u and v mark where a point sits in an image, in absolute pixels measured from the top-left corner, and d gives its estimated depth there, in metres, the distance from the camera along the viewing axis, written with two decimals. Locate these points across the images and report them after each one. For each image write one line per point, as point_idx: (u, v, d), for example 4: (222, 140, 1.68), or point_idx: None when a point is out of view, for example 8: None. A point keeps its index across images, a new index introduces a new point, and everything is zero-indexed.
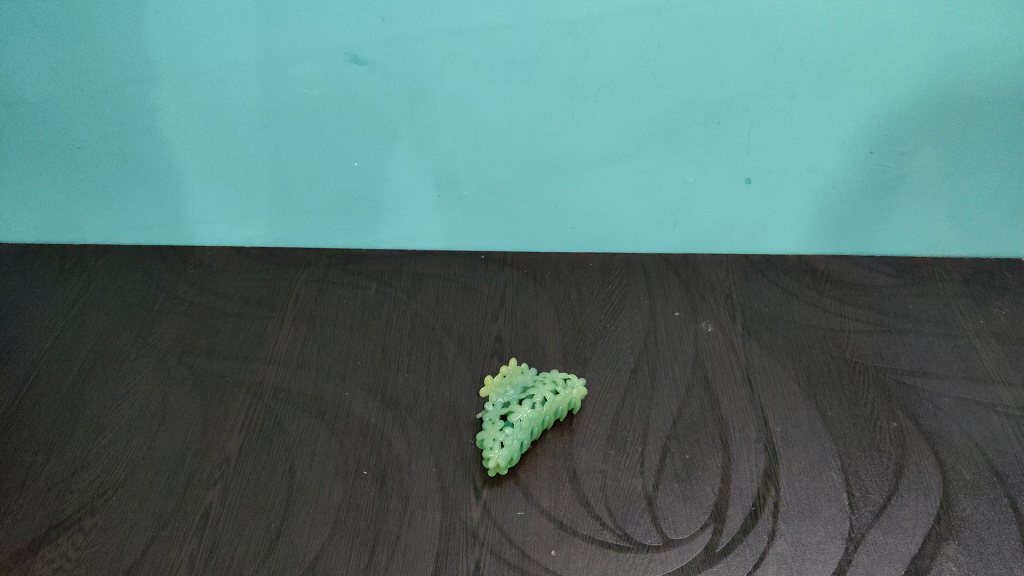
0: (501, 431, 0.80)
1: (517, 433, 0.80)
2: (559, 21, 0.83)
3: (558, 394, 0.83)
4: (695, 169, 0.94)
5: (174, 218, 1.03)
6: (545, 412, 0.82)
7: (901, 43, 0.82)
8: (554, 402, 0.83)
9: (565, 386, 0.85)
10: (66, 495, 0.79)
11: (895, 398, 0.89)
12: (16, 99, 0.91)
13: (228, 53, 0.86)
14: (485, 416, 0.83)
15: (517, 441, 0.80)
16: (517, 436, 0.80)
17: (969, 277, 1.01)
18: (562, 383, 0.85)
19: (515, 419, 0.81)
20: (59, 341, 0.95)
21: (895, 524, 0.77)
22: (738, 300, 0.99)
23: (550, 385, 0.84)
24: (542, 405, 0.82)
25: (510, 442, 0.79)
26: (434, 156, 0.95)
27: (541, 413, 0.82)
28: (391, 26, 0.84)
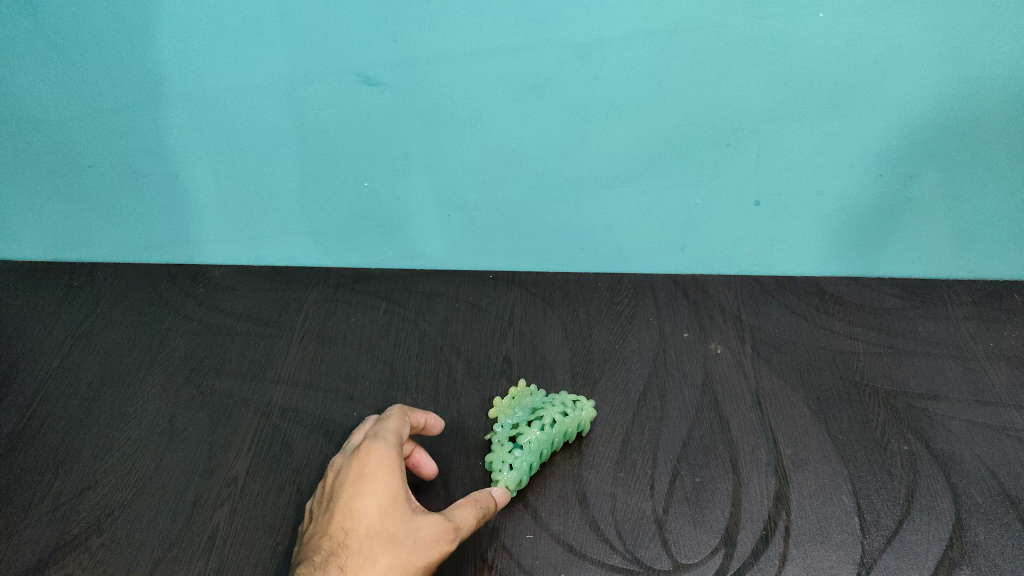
0: (510, 453, 0.80)
1: (526, 456, 0.80)
2: (570, 43, 0.81)
3: (567, 417, 0.83)
4: (704, 193, 0.94)
5: (182, 236, 1.03)
6: (555, 435, 0.82)
7: (913, 69, 0.82)
8: (563, 424, 0.82)
9: (575, 409, 0.84)
10: (73, 514, 0.79)
11: (906, 421, 0.88)
12: (24, 118, 0.90)
13: (241, 74, 0.85)
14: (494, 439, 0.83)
15: (525, 463, 0.79)
16: (526, 459, 0.79)
17: (978, 300, 1.02)
18: (571, 405, 0.85)
19: (524, 441, 0.80)
20: (70, 359, 0.96)
21: (908, 549, 0.76)
22: (747, 323, 1.00)
23: (559, 408, 0.83)
24: (551, 427, 0.81)
25: (519, 464, 0.79)
26: (445, 179, 0.94)
27: (550, 435, 0.81)
28: (404, 48, 0.82)
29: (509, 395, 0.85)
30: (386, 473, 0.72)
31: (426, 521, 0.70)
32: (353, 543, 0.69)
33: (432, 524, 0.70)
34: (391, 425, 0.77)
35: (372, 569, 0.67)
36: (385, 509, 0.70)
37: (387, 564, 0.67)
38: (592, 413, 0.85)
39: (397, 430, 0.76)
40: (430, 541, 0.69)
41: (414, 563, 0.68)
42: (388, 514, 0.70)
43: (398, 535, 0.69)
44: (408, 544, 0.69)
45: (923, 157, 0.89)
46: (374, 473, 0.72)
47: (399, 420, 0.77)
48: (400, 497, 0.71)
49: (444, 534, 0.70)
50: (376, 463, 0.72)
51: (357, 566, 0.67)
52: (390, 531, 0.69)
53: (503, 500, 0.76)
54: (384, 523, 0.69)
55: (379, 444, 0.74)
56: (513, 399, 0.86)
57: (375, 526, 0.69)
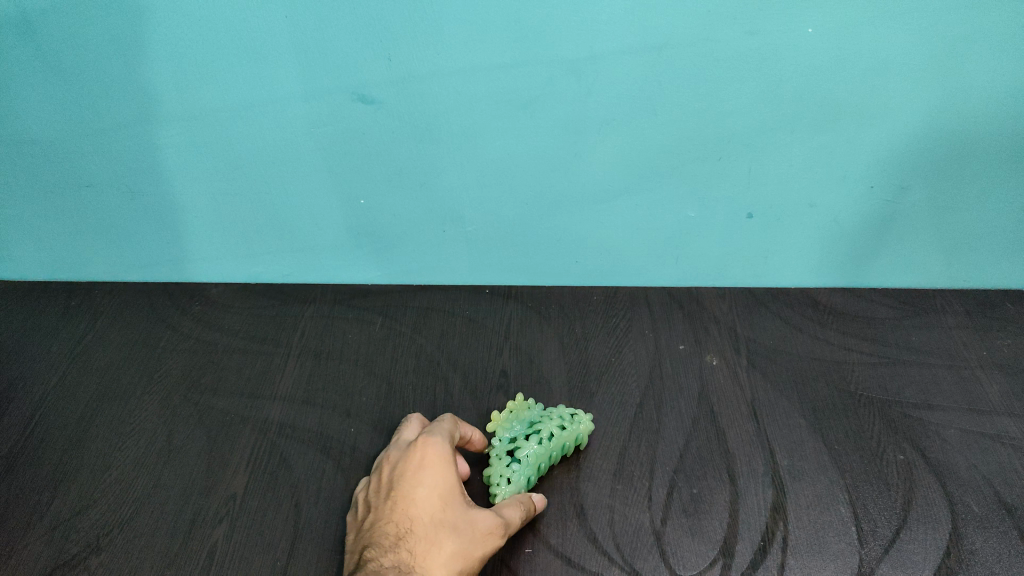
0: (508, 467, 0.80)
1: (524, 470, 0.80)
2: (562, 60, 0.82)
3: (564, 430, 0.83)
4: (697, 205, 0.95)
5: (179, 255, 1.03)
6: (552, 449, 0.82)
7: (902, 82, 0.83)
8: (561, 437, 0.83)
9: (573, 423, 0.84)
10: (71, 534, 0.79)
11: (901, 430, 0.89)
12: (22, 139, 0.90)
13: (236, 92, 0.86)
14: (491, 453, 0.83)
15: (523, 477, 0.80)
16: (524, 473, 0.80)
17: (971, 310, 1.02)
18: (569, 419, 0.85)
19: (522, 455, 0.80)
20: (67, 378, 0.96)
21: (905, 558, 0.76)
22: (741, 334, 1.00)
23: (558, 421, 0.84)
24: (549, 442, 0.82)
25: (517, 478, 0.79)
26: (440, 195, 0.94)
27: (548, 450, 0.82)
28: (398, 66, 0.83)
29: (507, 410, 0.85)
30: (445, 465, 0.72)
31: (483, 514, 0.71)
32: (419, 530, 0.69)
33: (487, 518, 0.71)
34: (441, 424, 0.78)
35: (438, 555, 0.67)
36: (446, 500, 0.71)
37: (453, 551, 0.68)
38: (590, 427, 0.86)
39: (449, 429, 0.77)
40: (487, 534, 0.70)
41: (475, 554, 0.69)
42: (449, 504, 0.71)
43: (459, 525, 0.70)
44: (469, 534, 0.69)
45: (913, 169, 0.90)
46: (435, 464, 0.72)
47: (447, 421, 0.78)
48: (458, 491, 0.72)
49: (497, 528, 0.71)
50: (434, 456, 0.73)
51: (424, 551, 0.67)
52: (453, 521, 0.70)
53: (541, 504, 0.78)
54: (446, 513, 0.70)
55: (435, 437, 0.74)
56: (511, 412, 0.85)
57: (438, 515, 0.70)
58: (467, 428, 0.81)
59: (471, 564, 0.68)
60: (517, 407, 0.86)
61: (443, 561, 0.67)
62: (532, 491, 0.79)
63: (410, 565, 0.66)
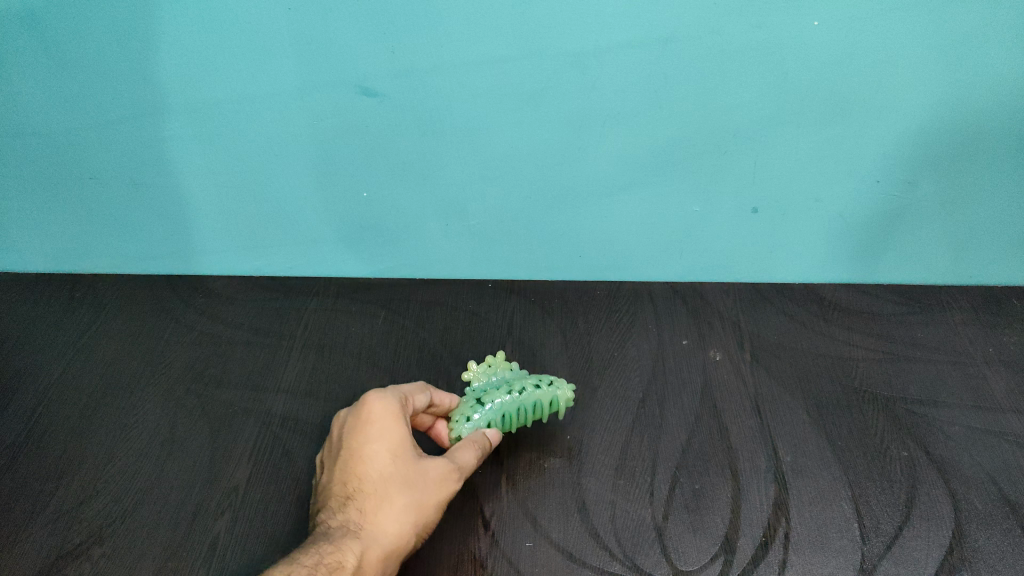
0: (471, 408, 0.80)
1: (485, 414, 0.80)
2: (566, 53, 0.81)
3: (539, 387, 0.82)
4: (702, 200, 0.94)
5: (182, 247, 1.03)
6: (523, 402, 0.81)
7: (911, 78, 0.81)
8: (534, 393, 0.82)
9: (551, 385, 0.83)
10: (75, 525, 0.79)
11: (905, 427, 0.88)
12: (25, 131, 0.90)
13: (237, 86, 0.85)
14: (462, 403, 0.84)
15: (484, 419, 0.79)
16: (485, 417, 0.80)
17: (977, 306, 1.02)
18: (547, 380, 0.83)
19: (488, 399, 0.80)
20: (71, 370, 0.96)
21: (907, 555, 0.76)
22: (746, 329, 1.00)
23: (534, 379, 0.83)
24: (520, 394, 0.81)
25: (477, 418, 0.79)
26: (443, 188, 0.94)
27: (517, 401, 0.81)
28: (400, 60, 0.82)
29: (486, 363, 0.87)
30: (395, 417, 0.67)
31: (437, 463, 0.67)
32: (367, 485, 0.64)
33: (441, 467, 0.67)
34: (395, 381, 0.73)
35: (387, 509, 0.64)
36: (398, 451, 0.66)
37: (404, 505, 0.64)
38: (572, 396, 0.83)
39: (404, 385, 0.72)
40: (440, 482, 0.67)
41: (430, 504, 0.65)
42: (401, 457, 0.66)
43: (412, 475, 0.66)
44: (421, 484, 0.66)
45: (921, 165, 0.89)
46: (383, 416, 0.67)
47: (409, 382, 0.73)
48: (410, 441, 0.67)
49: (451, 473, 0.68)
50: (383, 406, 0.67)
51: (373, 505, 0.63)
52: (404, 472, 0.65)
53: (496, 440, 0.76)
54: (397, 466, 0.65)
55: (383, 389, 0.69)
56: (492, 369, 0.87)
57: (388, 469, 0.65)
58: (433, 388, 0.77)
59: (426, 514, 0.65)
60: (498, 363, 0.87)
61: (395, 516, 0.63)
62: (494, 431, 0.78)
63: (358, 520, 0.62)
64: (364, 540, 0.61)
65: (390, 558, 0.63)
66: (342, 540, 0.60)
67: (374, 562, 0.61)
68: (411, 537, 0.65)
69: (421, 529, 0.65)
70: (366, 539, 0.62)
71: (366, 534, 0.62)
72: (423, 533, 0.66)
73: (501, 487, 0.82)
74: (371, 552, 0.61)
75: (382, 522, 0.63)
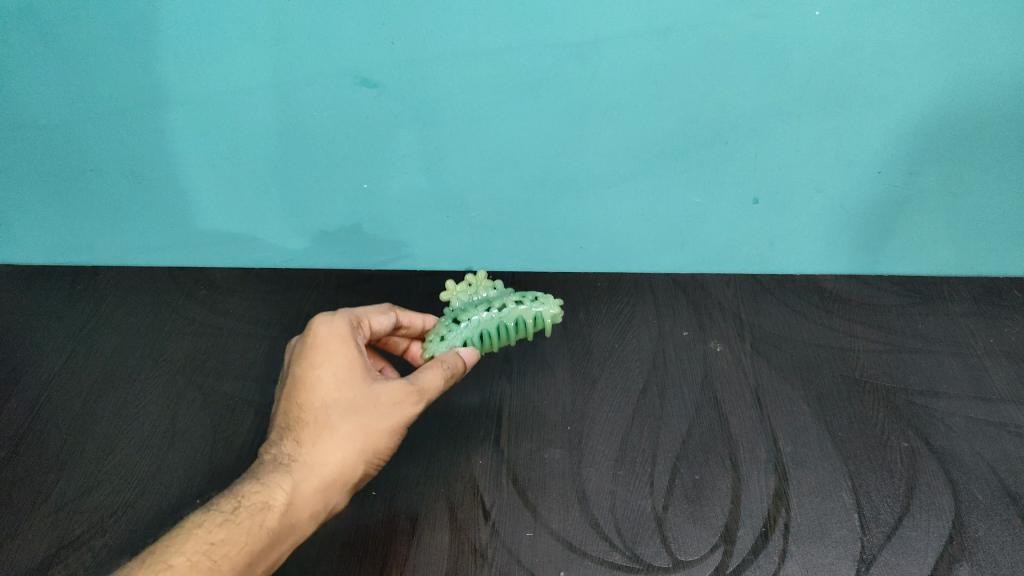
0: (449, 327, 0.85)
1: (462, 332, 0.85)
2: (567, 43, 0.80)
3: (519, 305, 0.87)
4: (703, 191, 0.94)
5: (183, 239, 1.03)
6: (503, 319, 0.86)
7: (913, 67, 0.81)
8: (513, 311, 0.86)
9: (534, 302, 0.87)
10: (76, 515, 0.80)
11: (906, 419, 0.88)
12: (25, 122, 0.90)
13: (236, 76, 0.84)
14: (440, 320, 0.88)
15: (461, 337, 0.84)
16: (462, 335, 0.85)
17: (978, 297, 1.02)
18: (528, 297, 0.88)
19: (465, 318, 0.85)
20: (72, 361, 0.96)
21: (907, 545, 0.76)
22: (746, 321, 1.00)
23: (515, 296, 0.88)
24: (499, 311, 0.86)
25: (453, 337, 0.84)
26: (443, 179, 0.94)
27: (496, 319, 0.86)
28: (401, 49, 0.81)
29: (465, 281, 0.90)
30: (338, 347, 0.73)
31: (386, 388, 0.72)
32: (309, 415, 0.71)
33: (390, 392, 0.72)
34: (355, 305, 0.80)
35: (327, 438, 0.70)
36: (342, 378, 0.72)
37: (346, 432, 0.70)
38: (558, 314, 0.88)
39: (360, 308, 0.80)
40: (392, 404, 0.72)
41: (375, 429, 0.71)
42: (344, 386, 0.71)
43: (357, 401, 0.71)
44: (369, 408, 0.71)
45: (923, 156, 0.89)
46: (327, 347, 0.73)
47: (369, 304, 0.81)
48: (358, 369, 0.72)
49: (404, 398, 0.72)
50: (328, 335, 0.73)
51: (314, 435, 0.70)
52: (349, 399, 0.71)
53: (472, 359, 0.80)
54: (339, 395, 0.71)
55: (331, 317, 0.75)
56: (470, 285, 0.90)
57: (329, 398, 0.71)
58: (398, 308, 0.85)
59: (372, 438, 0.71)
60: (476, 280, 0.90)
61: (334, 443, 0.70)
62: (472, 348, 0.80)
63: (297, 451, 0.70)
64: (299, 472, 0.69)
65: (332, 484, 0.70)
66: (274, 474, 0.68)
67: (311, 490, 0.68)
68: (356, 462, 0.71)
69: (370, 452, 0.71)
70: (302, 471, 0.69)
71: (303, 465, 0.69)
72: (377, 455, 0.72)
73: (501, 478, 0.82)
74: (305, 482, 0.68)
75: (322, 452, 0.70)
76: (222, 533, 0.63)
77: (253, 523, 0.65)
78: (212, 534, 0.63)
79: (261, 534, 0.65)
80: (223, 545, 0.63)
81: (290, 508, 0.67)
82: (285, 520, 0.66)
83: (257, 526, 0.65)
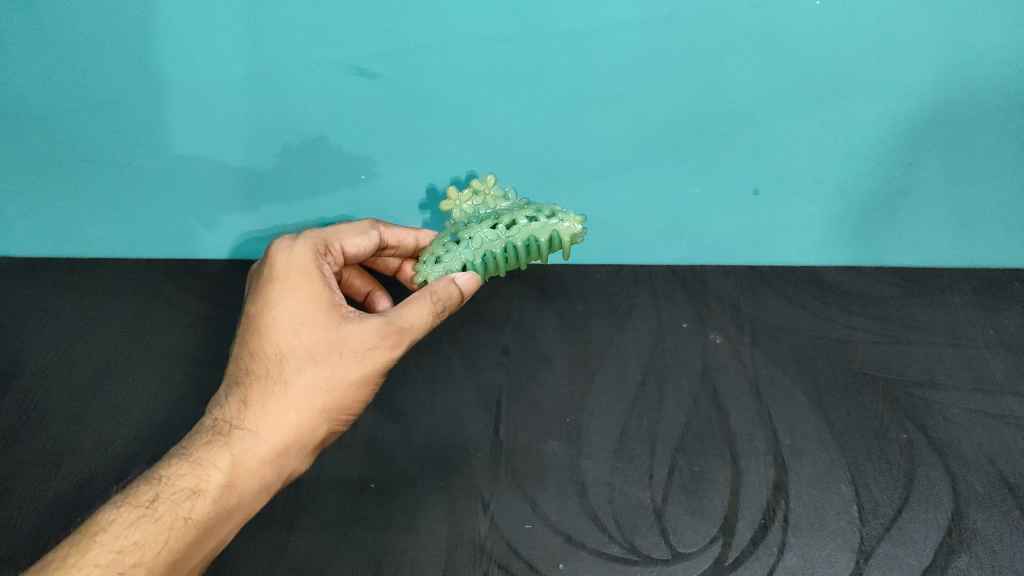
0: (447, 249, 0.83)
1: (463, 254, 0.82)
2: (564, 33, 0.79)
3: (529, 223, 0.80)
4: (702, 181, 0.93)
5: (178, 230, 1.03)
6: (511, 239, 0.81)
7: (912, 57, 0.80)
8: (521, 229, 0.80)
9: (549, 218, 0.80)
10: (73, 508, 0.80)
11: (905, 410, 0.88)
12: (19, 112, 0.89)
13: (231, 65, 0.84)
14: (443, 234, 0.86)
15: (459, 261, 0.82)
16: (460, 258, 0.82)
17: (977, 288, 1.02)
18: (543, 211, 0.81)
19: (465, 239, 0.82)
20: (67, 354, 0.96)
21: (906, 537, 0.76)
22: (745, 312, 1.00)
23: (528, 211, 0.81)
24: (505, 230, 0.80)
25: (450, 261, 0.82)
26: (441, 169, 0.93)
27: (501, 239, 0.81)
28: (398, 38, 0.80)
29: (468, 191, 0.85)
30: (296, 289, 0.71)
31: (353, 333, 0.70)
32: (261, 370, 0.70)
33: (358, 338, 0.70)
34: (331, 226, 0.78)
35: (279, 397, 0.69)
36: (300, 328, 0.70)
37: (299, 391, 0.70)
38: (574, 231, 0.80)
39: (335, 230, 0.77)
40: (359, 352, 0.70)
41: (337, 379, 0.70)
42: (301, 335, 0.70)
43: (315, 353, 0.70)
44: (328, 360, 0.70)
45: (922, 147, 0.88)
46: (286, 289, 0.71)
47: (349, 223, 0.79)
48: (320, 312, 0.71)
49: (375, 342, 0.71)
50: (290, 271, 0.71)
51: (263, 396, 0.70)
52: (306, 351, 0.70)
53: (472, 285, 0.78)
54: (296, 345, 0.70)
55: (295, 247, 0.73)
56: (475, 196, 0.85)
57: (282, 350, 0.70)
58: (383, 223, 0.83)
59: (334, 390, 0.70)
60: (481, 189, 0.85)
61: (287, 401, 0.69)
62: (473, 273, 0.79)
63: (244, 416, 0.69)
64: (241, 442, 0.68)
65: (280, 451, 0.70)
66: (211, 449, 0.68)
67: (253, 463, 0.68)
68: (311, 424, 0.70)
69: (327, 410, 0.71)
70: (244, 441, 0.68)
71: (248, 433, 0.69)
72: (337, 409, 0.72)
73: (500, 470, 0.82)
74: (246, 455, 0.68)
75: (271, 416, 0.69)
76: (137, 533, 0.64)
77: (174, 517, 0.66)
78: (121, 539, 0.64)
79: (185, 525, 0.66)
80: (134, 549, 0.64)
81: (225, 488, 0.67)
82: (215, 504, 0.67)
83: (181, 519, 0.66)
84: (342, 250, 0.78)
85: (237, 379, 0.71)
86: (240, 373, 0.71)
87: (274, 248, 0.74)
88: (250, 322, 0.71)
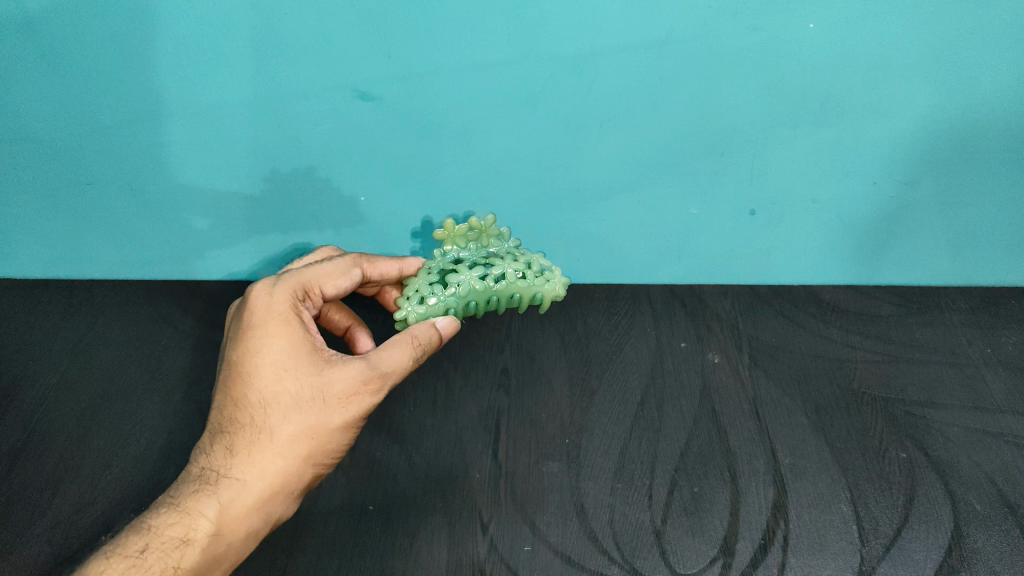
0: (432, 289, 0.82)
1: (447, 300, 0.82)
2: (562, 56, 0.80)
3: (519, 281, 0.83)
4: (699, 203, 0.94)
5: (180, 251, 1.03)
6: (496, 293, 0.84)
7: (907, 79, 0.81)
8: (509, 286, 0.83)
9: (539, 278, 0.84)
10: (72, 531, 0.80)
11: (904, 429, 0.88)
12: (22, 136, 0.90)
13: (233, 90, 0.84)
14: (427, 269, 0.85)
15: (441, 304, 0.82)
16: (443, 302, 0.82)
17: (975, 307, 1.02)
18: (534, 271, 0.84)
19: (453, 283, 0.82)
20: (67, 376, 0.96)
21: (906, 557, 0.76)
22: (744, 331, 1.00)
23: (519, 268, 0.84)
24: (494, 285, 0.83)
25: (433, 302, 0.82)
26: (439, 190, 0.94)
27: (488, 291, 0.83)
28: (399, 63, 0.81)
29: (466, 226, 0.85)
30: (277, 335, 0.71)
31: (338, 378, 0.71)
32: (246, 418, 0.71)
33: (345, 382, 0.71)
34: (309, 266, 0.78)
35: (266, 443, 0.70)
36: (283, 376, 0.71)
37: (284, 440, 0.70)
38: (556, 290, 0.85)
39: (313, 272, 0.77)
40: (345, 397, 0.71)
41: (324, 424, 0.70)
42: (285, 381, 0.70)
43: (299, 401, 0.70)
44: (314, 405, 0.70)
45: (919, 167, 0.89)
46: (267, 337, 0.71)
47: (331, 263, 0.79)
48: (303, 360, 0.71)
49: (360, 388, 0.71)
50: (270, 318, 0.72)
51: (249, 444, 0.70)
52: (290, 398, 0.70)
53: (452, 330, 0.79)
54: (281, 391, 0.70)
55: (274, 294, 0.73)
56: (470, 231, 0.85)
57: (267, 397, 0.70)
58: (366, 259, 0.83)
59: (321, 436, 0.71)
60: (478, 227, 0.85)
61: (275, 447, 0.70)
62: (452, 318, 0.80)
63: (230, 465, 0.70)
64: (228, 491, 0.69)
65: (267, 497, 0.70)
66: (199, 498, 0.68)
67: (241, 511, 0.69)
68: (297, 470, 0.71)
69: (313, 456, 0.71)
70: (231, 490, 0.69)
71: (234, 482, 0.69)
72: (323, 454, 0.72)
73: (500, 491, 0.82)
74: (233, 503, 0.68)
75: (257, 463, 0.70)
76: None
77: (164, 567, 0.66)
78: None
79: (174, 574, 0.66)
80: None
81: (214, 537, 0.68)
82: (205, 552, 0.67)
83: (170, 568, 0.66)
84: (320, 294, 0.78)
85: (222, 427, 0.71)
86: (224, 422, 0.71)
87: (252, 294, 0.74)
88: (231, 371, 0.71)
